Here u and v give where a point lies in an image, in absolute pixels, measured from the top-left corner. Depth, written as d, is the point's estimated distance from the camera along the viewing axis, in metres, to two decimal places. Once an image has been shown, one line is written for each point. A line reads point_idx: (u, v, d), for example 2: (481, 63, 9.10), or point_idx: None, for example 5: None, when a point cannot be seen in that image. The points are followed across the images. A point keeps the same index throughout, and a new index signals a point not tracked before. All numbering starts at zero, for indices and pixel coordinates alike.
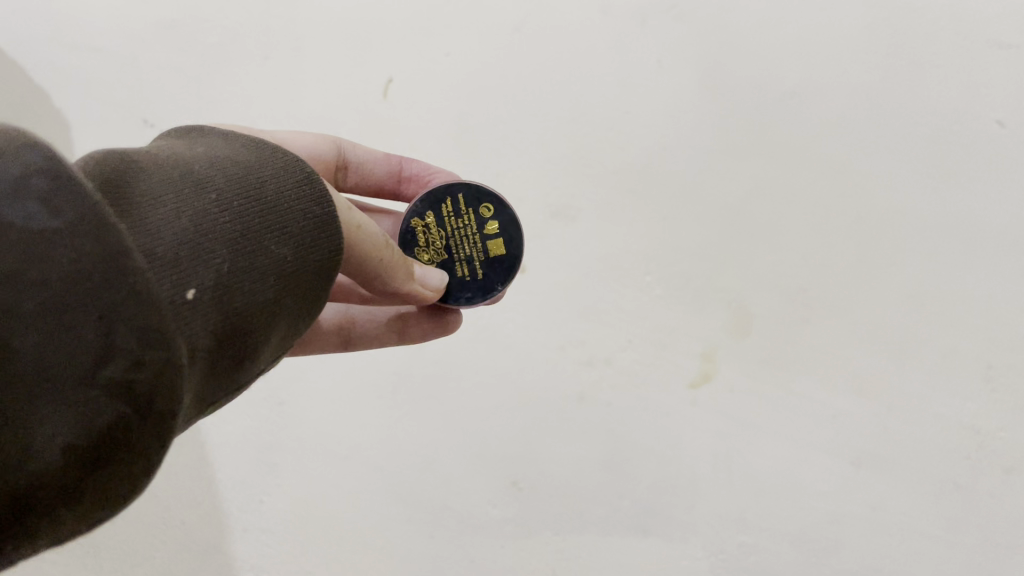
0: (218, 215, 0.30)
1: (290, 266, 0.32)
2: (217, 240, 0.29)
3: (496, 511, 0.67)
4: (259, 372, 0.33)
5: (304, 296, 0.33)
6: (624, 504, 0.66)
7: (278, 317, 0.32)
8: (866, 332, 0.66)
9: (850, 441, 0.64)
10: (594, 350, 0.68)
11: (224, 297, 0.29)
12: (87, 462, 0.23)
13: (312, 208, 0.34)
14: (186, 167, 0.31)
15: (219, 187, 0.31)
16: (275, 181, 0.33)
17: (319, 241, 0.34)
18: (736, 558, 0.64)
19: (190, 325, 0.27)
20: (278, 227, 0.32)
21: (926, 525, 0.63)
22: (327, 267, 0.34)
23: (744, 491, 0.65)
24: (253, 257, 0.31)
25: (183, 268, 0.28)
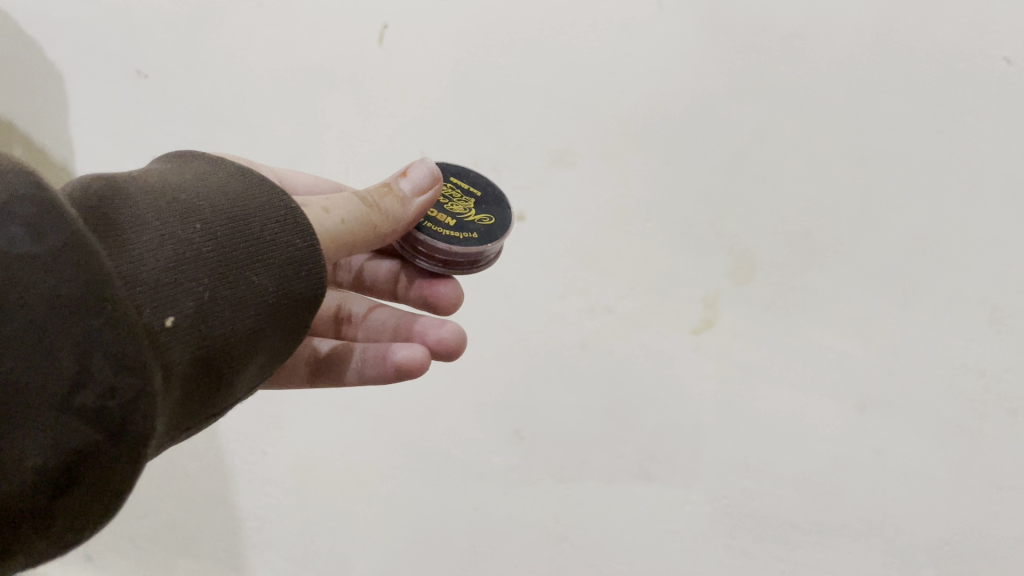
0: (201, 244, 0.32)
1: (272, 296, 0.34)
2: (197, 268, 0.31)
3: (499, 460, 0.67)
4: (239, 393, 0.35)
5: (283, 327, 0.35)
6: (626, 451, 0.66)
7: (255, 347, 0.34)
8: (872, 277, 0.65)
9: (850, 385, 0.65)
10: (595, 296, 0.68)
11: (200, 326, 0.31)
12: (54, 491, 0.24)
13: (300, 239, 0.36)
14: (174, 194, 0.33)
15: (204, 216, 0.33)
16: (263, 212, 0.35)
17: (301, 273, 0.35)
18: (739, 503, 0.64)
19: (168, 352, 0.29)
20: (261, 257, 0.34)
21: (929, 469, 0.63)
22: (307, 301, 0.36)
23: (748, 437, 0.65)
24: (233, 288, 0.32)
25: (166, 296, 0.30)
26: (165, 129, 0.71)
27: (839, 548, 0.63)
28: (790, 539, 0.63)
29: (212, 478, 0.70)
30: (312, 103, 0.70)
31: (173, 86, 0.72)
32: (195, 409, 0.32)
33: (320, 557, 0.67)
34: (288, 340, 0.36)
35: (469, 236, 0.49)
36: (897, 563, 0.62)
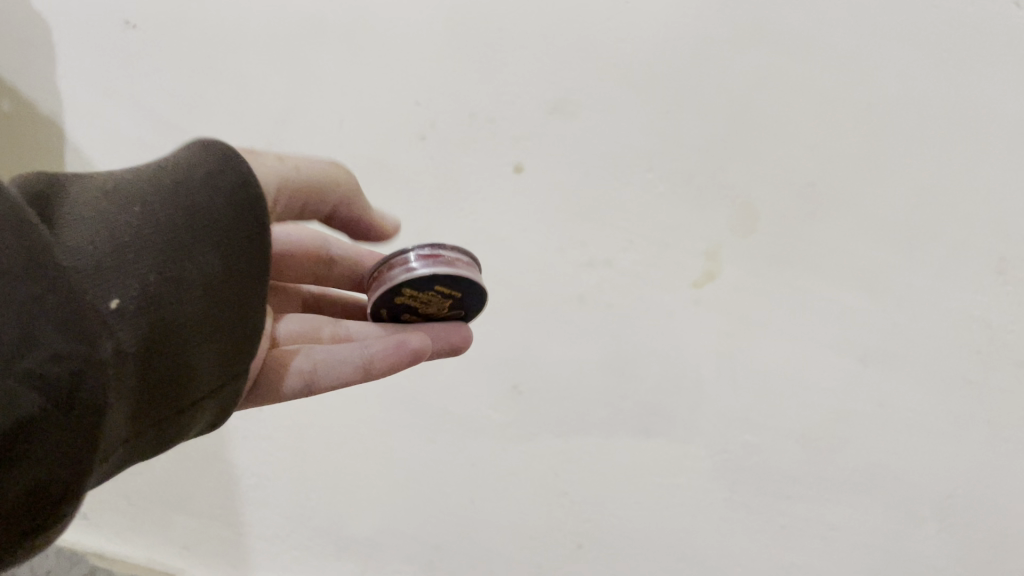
0: (146, 225, 0.33)
1: (227, 272, 0.35)
2: (143, 248, 0.32)
3: (497, 415, 0.67)
4: (219, 376, 0.36)
5: (241, 302, 0.36)
6: (626, 406, 0.66)
7: (213, 324, 0.35)
8: (880, 228, 0.64)
9: (854, 337, 0.63)
10: (594, 250, 0.67)
11: (151, 303, 0.32)
12: (14, 456, 0.25)
13: (252, 211, 0.36)
14: (117, 183, 0.35)
15: (147, 197, 0.34)
16: (210, 184, 0.36)
17: (250, 245, 0.36)
18: (739, 457, 0.64)
19: (117, 332, 0.30)
20: (206, 232, 0.35)
21: (933, 421, 0.62)
22: (260, 274, 0.37)
23: (748, 390, 0.65)
24: (180, 266, 0.33)
25: (106, 280, 0.31)
26: (160, 87, 0.72)
27: (839, 502, 0.63)
28: (790, 492, 0.64)
29: (209, 435, 0.72)
30: (306, 55, 0.69)
31: (164, 37, 0.71)
32: (162, 395, 0.33)
33: (318, 513, 0.70)
34: (251, 317, 0.37)
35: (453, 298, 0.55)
36: (896, 514, 0.62)
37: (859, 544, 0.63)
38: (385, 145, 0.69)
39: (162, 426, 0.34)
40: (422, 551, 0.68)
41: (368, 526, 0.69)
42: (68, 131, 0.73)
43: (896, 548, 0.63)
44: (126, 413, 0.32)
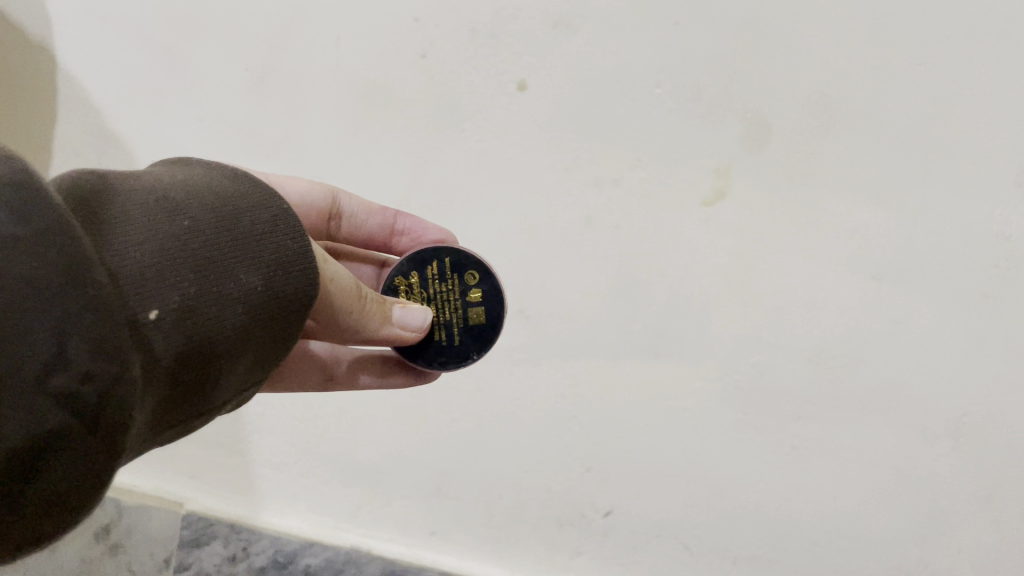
0: (187, 240, 0.36)
1: (257, 293, 0.37)
2: (183, 263, 0.35)
3: (505, 339, 0.67)
4: (231, 391, 0.38)
5: (270, 323, 0.38)
6: (635, 327, 0.65)
7: (240, 344, 0.37)
8: (896, 140, 0.61)
9: (867, 254, 0.61)
10: (602, 170, 0.64)
11: (184, 317, 0.34)
12: (30, 472, 0.26)
13: (289, 239, 0.40)
14: (164, 195, 0.37)
15: (192, 215, 0.37)
16: (251, 214, 0.39)
17: (288, 273, 0.39)
18: (751, 378, 0.63)
19: (153, 342, 0.32)
20: (247, 259, 0.37)
21: (948, 339, 0.61)
22: (296, 300, 0.39)
23: (758, 309, 0.63)
24: (219, 284, 0.36)
25: (151, 290, 0.33)
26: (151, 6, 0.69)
27: (850, 421, 0.62)
28: (802, 413, 0.63)
29: None
30: None
31: None
32: (180, 404, 0.35)
33: (324, 440, 0.70)
34: (275, 340, 0.39)
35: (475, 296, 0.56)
36: (907, 434, 0.62)
37: (869, 463, 0.62)
38: (382, 62, 0.66)
39: (171, 433, 0.36)
40: (427, 477, 0.68)
41: (374, 454, 0.69)
42: (58, 53, 0.72)
43: (907, 467, 0.62)
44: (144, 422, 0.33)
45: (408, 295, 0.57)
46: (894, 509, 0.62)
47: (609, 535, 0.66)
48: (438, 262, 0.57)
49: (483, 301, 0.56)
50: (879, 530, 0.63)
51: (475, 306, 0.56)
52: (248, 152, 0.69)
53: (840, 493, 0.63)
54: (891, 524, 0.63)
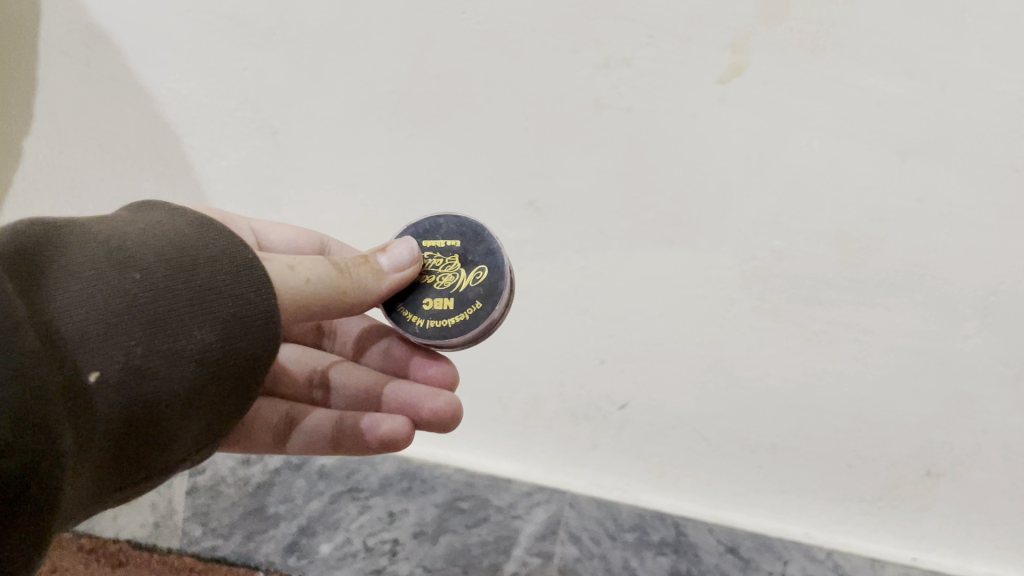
0: (140, 294, 0.35)
1: (215, 349, 0.37)
2: (132, 320, 0.35)
3: (513, 234, 0.63)
4: (190, 446, 0.39)
5: (226, 377, 0.38)
6: (648, 216, 0.62)
7: (192, 400, 0.37)
8: (919, 12, 0.58)
9: (889, 129, 0.59)
10: (612, 51, 0.61)
11: (129, 379, 0.34)
12: None
13: (252, 291, 0.38)
14: (122, 245, 0.37)
15: (146, 266, 0.36)
16: (213, 265, 0.38)
17: (248, 326, 0.38)
18: (770, 264, 0.61)
19: (94, 404, 0.33)
20: (204, 314, 0.37)
21: (975, 215, 0.59)
22: (257, 355, 0.39)
23: (779, 191, 0.60)
24: (171, 342, 0.36)
25: (93, 351, 0.33)
26: None
27: (875, 304, 0.60)
28: (823, 298, 0.61)
29: None
30: None
31: None
32: (128, 462, 0.36)
33: None
34: (234, 394, 0.39)
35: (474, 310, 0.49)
36: (934, 315, 0.60)
37: (894, 347, 0.60)
38: None
39: (123, 489, 0.37)
40: None
41: None
42: None
43: (934, 349, 0.60)
44: (88, 480, 0.34)
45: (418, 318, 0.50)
46: (920, 392, 0.60)
47: (626, 428, 0.65)
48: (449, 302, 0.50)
49: (477, 287, 0.50)
50: (905, 414, 0.61)
51: (475, 291, 0.50)
52: (235, 46, 0.65)
53: (864, 379, 0.61)
54: (916, 407, 0.61)
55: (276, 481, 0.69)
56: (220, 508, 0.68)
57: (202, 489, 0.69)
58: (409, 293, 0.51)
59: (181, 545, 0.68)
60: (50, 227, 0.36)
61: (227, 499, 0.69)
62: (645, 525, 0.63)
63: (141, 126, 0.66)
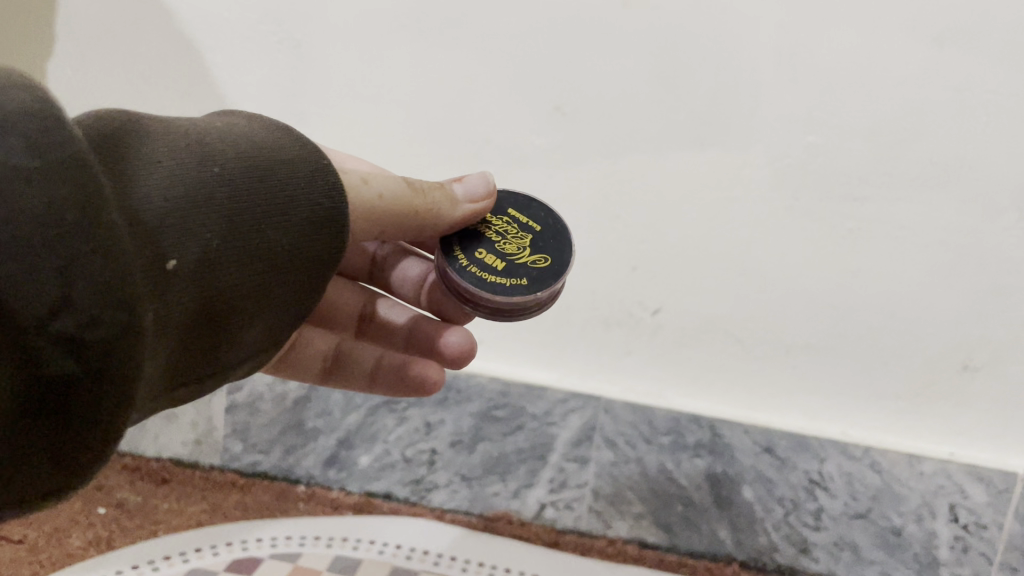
0: (220, 188, 0.34)
1: (286, 251, 0.36)
2: (211, 213, 0.33)
3: (541, 141, 0.63)
4: (252, 352, 0.37)
5: (294, 278, 0.37)
6: (678, 117, 0.60)
7: (259, 300, 0.35)
8: None
9: (929, 14, 0.54)
10: None
11: (203, 270, 0.32)
12: (55, 416, 0.25)
13: (325, 197, 0.38)
14: (200, 139, 0.35)
15: (226, 162, 0.35)
16: (290, 169, 0.37)
17: (317, 233, 0.37)
18: (803, 161, 0.59)
19: (171, 292, 0.31)
20: (278, 215, 0.36)
21: (1017, 103, 0.55)
22: (321, 261, 0.38)
23: (814, 87, 0.57)
24: (245, 239, 0.34)
25: (176, 236, 0.31)
26: None
27: (910, 199, 0.58)
28: (858, 194, 0.59)
29: None
30: None
31: None
32: (193, 359, 0.34)
33: None
34: (300, 296, 0.38)
35: (515, 282, 0.46)
36: (972, 210, 0.57)
37: (931, 243, 0.59)
38: None
39: (190, 388, 0.35)
40: None
41: None
42: None
43: (972, 244, 0.58)
44: (160, 372, 0.32)
45: (467, 262, 0.47)
46: (956, 287, 0.59)
47: (658, 334, 0.65)
48: (501, 265, 0.47)
49: (527, 266, 0.47)
50: (942, 310, 0.60)
51: (528, 270, 0.47)
52: None
53: (901, 276, 0.60)
54: (953, 303, 0.60)
55: (313, 395, 0.69)
56: (259, 425, 0.69)
57: (240, 406, 0.69)
58: (471, 234, 0.49)
59: (223, 462, 0.69)
60: (127, 116, 0.34)
61: (266, 415, 0.69)
62: (680, 428, 0.64)
63: (162, 45, 0.65)
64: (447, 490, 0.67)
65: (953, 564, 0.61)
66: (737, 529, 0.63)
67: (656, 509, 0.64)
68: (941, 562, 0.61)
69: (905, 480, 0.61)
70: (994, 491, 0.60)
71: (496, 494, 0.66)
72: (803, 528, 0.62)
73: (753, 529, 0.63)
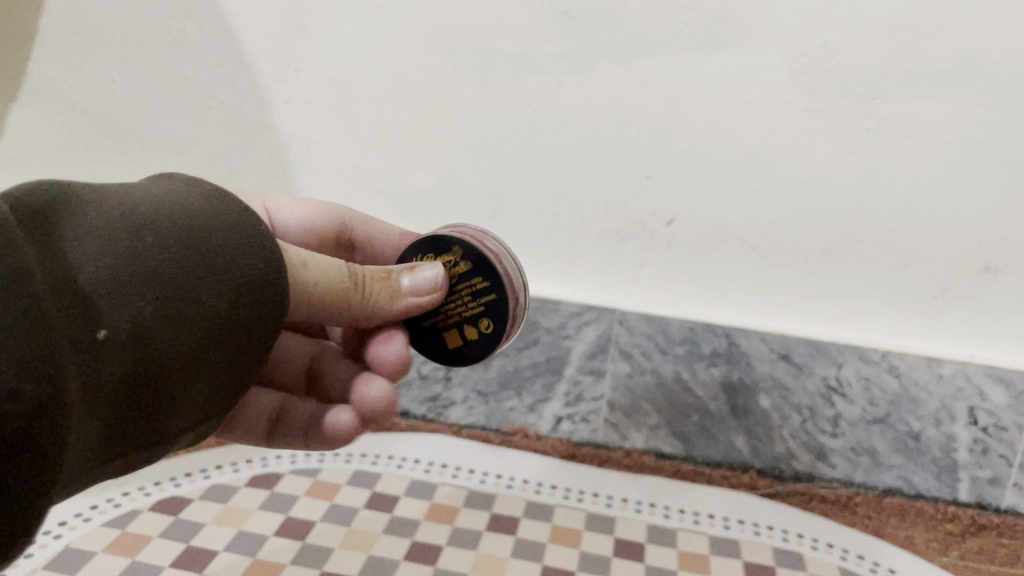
0: (155, 255, 0.33)
1: (224, 316, 0.35)
2: (144, 280, 0.32)
3: (550, 48, 0.59)
4: (189, 418, 0.36)
5: (232, 346, 0.36)
6: (691, 19, 0.56)
7: (196, 368, 0.35)
8: None
9: None
10: None
11: (140, 341, 0.32)
12: None
13: (263, 262, 0.37)
14: (133, 205, 0.35)
15: (158, 228, 0.34)
16: (227, 233, 0.36)
17: (256, 298, 0.36)
18: (820, 61, 0.56)
19: (103, 364, 0.30)
20: (213, 280, 0.35)
21: None
22: (260, 324, 0.37)
23: None
24: (182, 304, 0.33)
25: (108, 306, 0.31)
26: None
27: (931, 96, 0.55)
28: (876, 93, 0.56)
29: (247, 104, 0.66)
30: None
31: None
32: (126, 430, 0.33)
33: (374, 172, 0.67)
34: (236, 365, 0.37)
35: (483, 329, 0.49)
36: (993, 104, 0.54)
37: (952, 141, 0.56)
38: None
39: (120, 459, 0.34)
40: (485, 201, 0.66)
41: (428, 181, 0.66)
42: None
43: (994, 141, 0.55)
44: (90, 444, 0.32)
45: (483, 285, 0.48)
46: (978, 186, 0.57)
47: (673, 245, 0.64)
48: (479, 308, 0.48)
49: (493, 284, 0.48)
50: (961, 211, 0.58)
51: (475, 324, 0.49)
52: None
53: (921, 176, 0.57)
54: (974, 201, 0.57)
55: None
56: None
57: None
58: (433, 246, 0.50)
59: None
60: (57, 186, 0.33)
61: None
62: (695, 337, 0.64)
63: None
64: (463, 406, 0.68)
65: (972, 466, 0.61)
66: (754, 438, 0.64)
67: (672, 419, 0.65)
68: (960, 465, 0.62)
69: (925, 384, 0.61)
70: (1014, 394, 0.60)
71: (513, 409, 0.68)
72: (820, 435, 0.63)
73: (770, 437, 0.64)
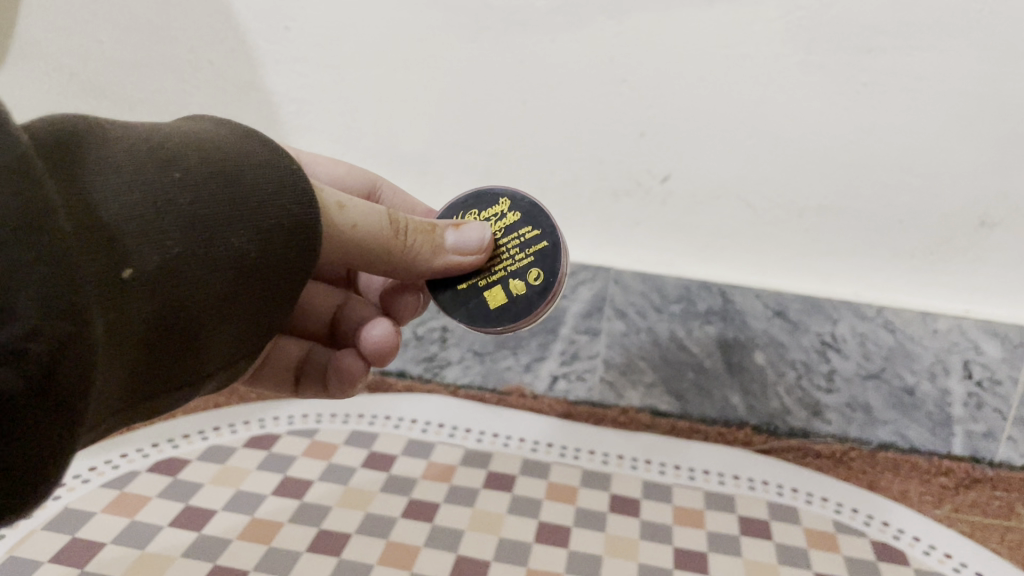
0: (184, 193, 0.33)
1: (254, 257, 0.35)
2: (172, 217, 0.32)
3: (543, 4, 0.58)
4: (217, 362, 0.37)
5: (263, 284, 0.36)
6: None
7: (224, 310, 0.35)
8: None
9: None
10: None
11: (166, 280, 0.32)
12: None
13: (296, 203, 0.37)
14: (162, 141, 0.34)
15: (188, 164, 0.34)
16: (259, 172, 0.36)
17: (286, 240, 0.36)
18: (817, 14, 0.54)
19: (128, 302, 0.30)
20: (244, 220, 0.35)
21: None
22: (290, 267, 0.37)
23: None
24: (212, 244, 0.33)
25: (133, 244, 0.31)
26: None
27: (928, 47, 0.54)
28: (874, 45, 0.54)
29: (236, 64, 0.65)
30: None
31: None
32: (154, 371, 0.34)
33: (364, 133, 0.67)
34: (268, 302, 0.37)
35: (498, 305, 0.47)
36: (991, 56, 0.53)
37: (948, 93, 0.55)
38: None
39: (151, 400, 0.35)
40: (477, 161, 0.66)
41: (419, 142, 0.66)
42: None
43: (989, 92, 0.54)
44: (120, 385, 0.32)
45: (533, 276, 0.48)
46: (975, 138, 0.56)
47: (668, 203, 0.63)
48: (507, 293, 0.48)
49: (525, 297, 0.47)
50: (957, 163, 0.57)
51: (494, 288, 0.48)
52: None
53: (917, 129, 0.57)
54: (970, 154, 0.56)
55: None
56: None
57: None
58: (534, 217, 0.49)
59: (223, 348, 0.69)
60: (84, 121, 0.33)
61: None
62: (691, 295, 0.64)
63: None
64: (460, 366, 0.68)
65: (966, 420, 0.62)
66: (750, 395, 0.65)
67: (668, 376, 0.66)
68: (954, 419, 0.62)
69: (921, 338, 0.61)
70: (1009, 346, 0.60)
71: (509, 368, 0.68)
72: (816, 391, 0.64)
73: (766, 393, 0.64)
